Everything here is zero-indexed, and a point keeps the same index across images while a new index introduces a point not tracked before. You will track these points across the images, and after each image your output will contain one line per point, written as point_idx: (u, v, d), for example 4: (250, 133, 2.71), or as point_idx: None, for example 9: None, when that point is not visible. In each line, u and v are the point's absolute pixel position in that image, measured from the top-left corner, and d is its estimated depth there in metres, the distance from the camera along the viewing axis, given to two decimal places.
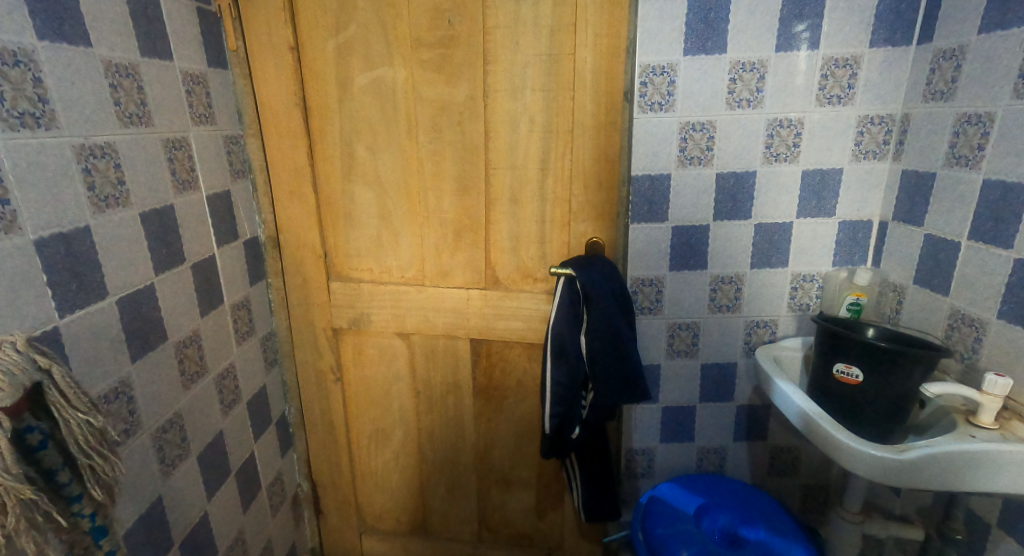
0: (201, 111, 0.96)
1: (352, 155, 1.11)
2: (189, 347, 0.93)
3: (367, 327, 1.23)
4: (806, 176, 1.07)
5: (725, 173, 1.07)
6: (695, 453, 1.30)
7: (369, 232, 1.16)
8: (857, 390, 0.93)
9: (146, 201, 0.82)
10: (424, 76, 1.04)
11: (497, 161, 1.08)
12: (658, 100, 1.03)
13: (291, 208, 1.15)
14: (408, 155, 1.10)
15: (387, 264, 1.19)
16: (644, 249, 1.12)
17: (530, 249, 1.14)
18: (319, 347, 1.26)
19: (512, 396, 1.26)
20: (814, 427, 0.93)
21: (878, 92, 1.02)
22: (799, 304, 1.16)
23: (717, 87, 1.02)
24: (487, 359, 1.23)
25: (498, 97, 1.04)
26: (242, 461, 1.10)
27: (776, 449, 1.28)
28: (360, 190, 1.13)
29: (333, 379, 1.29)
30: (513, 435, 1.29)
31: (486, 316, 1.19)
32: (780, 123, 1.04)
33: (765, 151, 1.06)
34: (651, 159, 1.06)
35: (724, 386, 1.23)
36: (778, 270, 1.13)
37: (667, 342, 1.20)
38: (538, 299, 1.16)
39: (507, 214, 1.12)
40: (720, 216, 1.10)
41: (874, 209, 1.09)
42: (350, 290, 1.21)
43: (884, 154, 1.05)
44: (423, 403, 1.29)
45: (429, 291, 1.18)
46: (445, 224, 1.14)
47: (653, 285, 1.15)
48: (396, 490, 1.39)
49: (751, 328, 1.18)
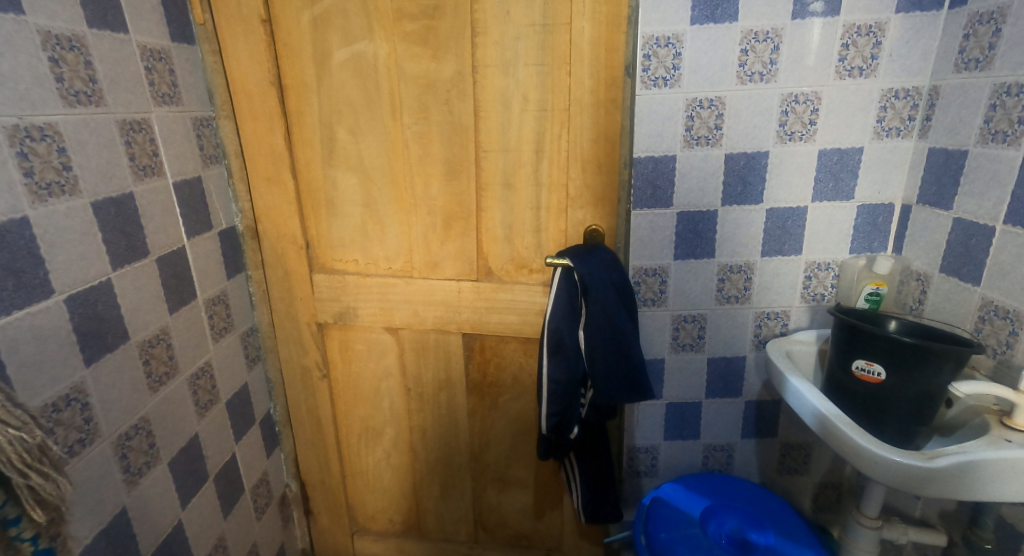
0: (165, 91, 0.88)
1: (333, 137, 1.03)
2: (157, 347, 0.86)
3: (353, 322, 1.17)
4: (823, 156, 1.00)
5: (735, 154, 1.01)
6: (701, 451, 1.25)
7: (354, 222, 1.09)
8: (878, 389, 0.85)
9: (99, 189, 0.75)
10: (408, 51, 0.96)
11: (488, 142, 1.00)
12: (662, 74, 0.96)
13: (269, 195, 1.08)
14: (393, 137, 1.02)
15: (373, 255, 1.11)
16: (648, 236, 1.06)
17: (525, 237, 1.06)
18: (304, 343, 1.20)
19: (508, 394, 1.19)
20: (831, 429, 0.85)
21: (904, 62, 0.94)
22: (813, 295, 1.10)
23: (727, 60, 0.95)
24: (481, 355, 1.16)
25: (488, 73, 0.96)
26: (222, 464, 1.04)
27: (787, 447, 1.22)
28: (343, 175, 1.06)
29: (319, 376, 1.23)
30: (510, 434, 1.23)
31: (479, 309, 1.11)
32: (796, 99, 0.97)
33: (779, 130, 0.99)
34: (655, 140, 0.99)
35: (733, 380, 1.18)
36: (790, 258, 1.08)
37: (672, 335, 1.15)
38: (533, 291, 1.08)
39: (500, 200, 1.04)
40: (730, 201, 1.04)
41: (896, 191, 1.01)
42: (335, 282, 1.13)
43: (909, 131, 0.98)
44: (415, 401, 1.23)
45: (417, 282, 1.11)
46: (433, 212, 1.06)
47: (657, 275, 1.10)
48: (388, 489, 1.33)
49: (761, 320, 1.13)
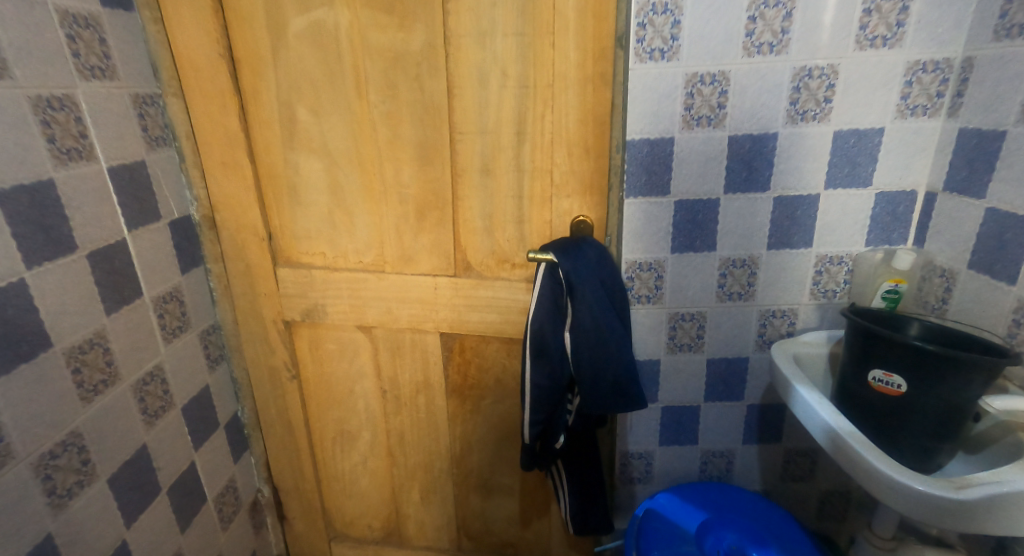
0: (95, 63, 0.78)
1: (293, 118, 0.93)
2: (90, 352, 0.78)
3: (323, 320, 1.08)
4: (839, 139, 0.90)
5: (739, 136, 0.91)
6: (698, 457, 1.16)
7: (320, 211, 0.99)
8: (898, 402, 0.75)
9: (7, 175, 0.67)
10: (372, 19, 0.86)
11: (464, 123, 0.90)
12: (659, 45, 0.86)
13: (226, 182, 0.98)
14: (359, 117, 0.92)
15: (342, 248, 1.02)
16: (642, 227, 0.97)
17: (506, 229, 0.96)
18: (271, 342, 1.11)
19: (490, 397, 1.11)
20: (844, 449, 0.76)
21: (934, 30, 0.83)
22: (823, 291, 1.00)
23: (731, 29, 0.85)
24: (460, 356, 1.07)
25: (462, 45, 0.86)
26: (179, 476, 0.96)
27: (792, 453, 1.13)
28: (306, 160, 0.96)
29: (288, 376, 1.14)
30: (493, 439, 1.15)
31: (458, 307, 1.02)
32: (809, 73, 0.87)
33: (790, 108, 0.89)
34: (652, 120, 0.89)
35: (734, 383, 1.09)
36: (799, 251, 0.98)
37: (669, 335, 1.06)
38: (516, 288, 0.99)
39: (478, 188, 0.94)
40: (734, 188, 0.94)
41: (919, 177, 0.91)
42: (301, 277, 1.04)
43: (937, 109, 0.87)
44: (391, 403, 1.15)
45: (390, 278, 1.02)
46: (406, 200, 0.96)
47: (652, 270, 1.00)
48: (365, 495, 1.25)
49: (766, 318, 1.04)
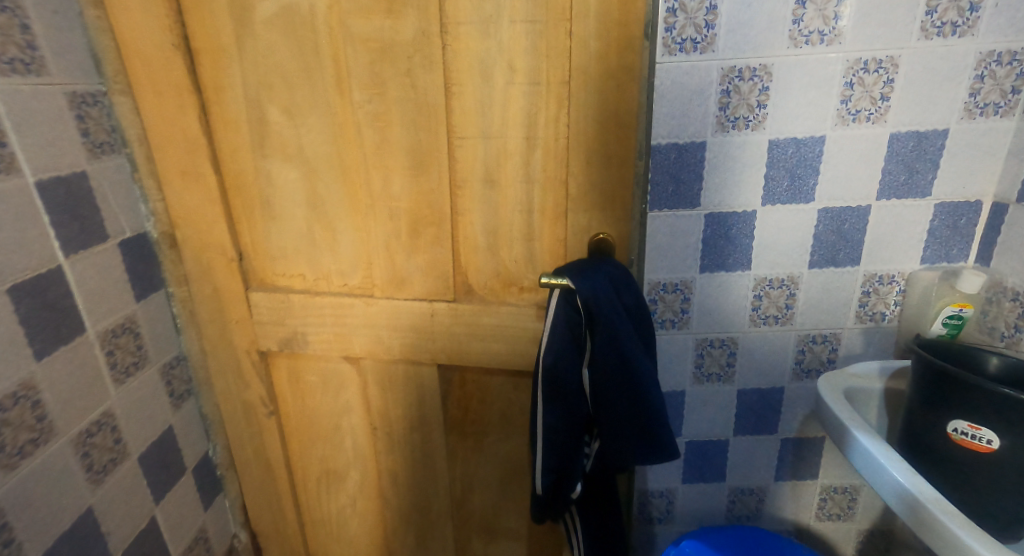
0: (16, 55, 0.65)
1: (263, 119, 0.80)
2: (13, 408, 0.67)
3: (303, 350, 0.95)
4: (895, 142, 0.78)
5: (781, 139, 0.79)
6: (726, 494, 1.05)
7: (297, 227, 0.86)
8: (988, 460, 0.63)
9: None
10: (354, 3, 0.72)
11: (464, 126, 0.77)
12: (692, 35, 0.74)
13: (186, 194, 0.85)
14: (341, 119, 0.79)
15: (323, 269, 0.89)
16: (668, 244, 0.85)
17: (513, 247, 0.84)
18: (244, 374, 0.98)
19: (494, 433, 0.98)
20: (927, 520, 0.64)
21: (1013, 15, 0.72)
22: (871, 313, 0.89)
23: (776, 15, 0.73)
24: (461, 388, 0.95)
25: (461, 33, 0.73)
26: (133, 536, 0.83)
27: (828, 489, 1.03)
28: (280, 169, 0.83)
29: (265, 412, 1.01)
30: (498, 478, 1.02)
31: (458, 335, 0.89)
32: (865, 66, 0.75)
33: (840, 107, 0.77)
34: (681, 122, 0.78)
35: (767, 415, 0.97)
36: (844, 270, 0.86)
37: (695, 363, 0.94)
38: (524, 315, 0.86)
39: (480, 200, 0.81)
40: (773, 199, 0.82)
41: (986, 186, 0.80)
42: (277, 302, 0.91)
43: (1010, 108, 0.76)
44: (382, 441, 1.02)
45: (379, 303, 0.89)
46: (397, 215, 0.83)
47: (678, 292, 0.89)
48: (354, 540, 1.12)
49: (805, 344, 0.92)
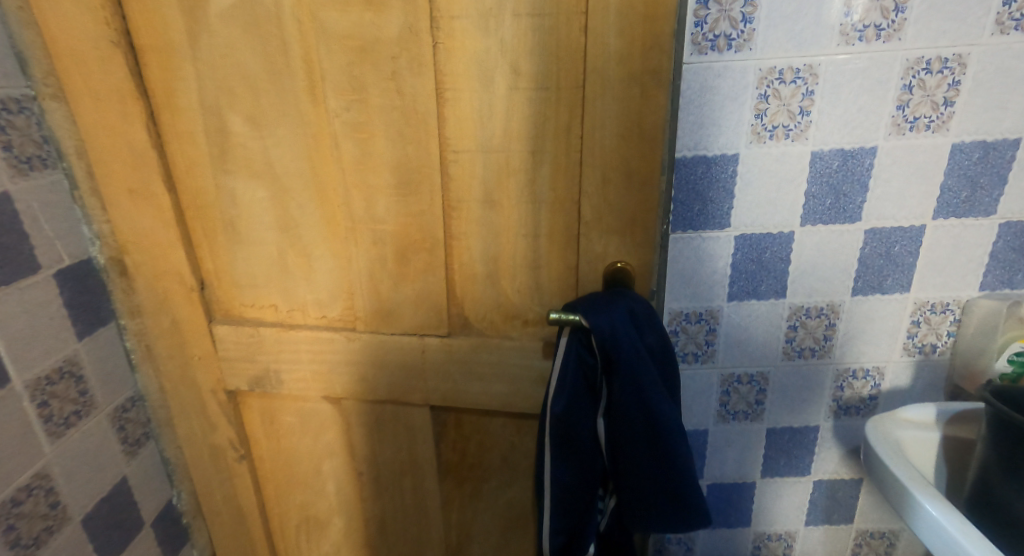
0: None
1: (224, 130, 0.68)
2: None
3: (277, 389, 0.83)
4: (958, 154, 0.68)
5: (827, 151, 0.68)
6: (751, 541, 0.94)
7: (267, 252, 0.75)
8: None
9: None
10: None
11: (458, 137, 0.66)
12: (726, 31, 0.63)
13: (136, 215, 0.73)
14: (314, 129, 0.67)
15: (298, 300, 0.77)
16: (692, 269, 0.75)
17: (516, 276, 0.72)
18: (210, 416, 0.86)
19: (494, 479, 0.87)
20: None
21: None
22: (920, 346, 0.78)
23: (826, 6, 0.62)
24: (456, 431, 0.84)
25: (455, 29, 0.61)
26: None
27: (864, 534, 0.93)
28: (245, 186, 0.71)
29: (235, 457, 0.89)
30: (498, 529, 0.91)
31: (452, 374, 0.78)
32: (928, 67, 0.64)
33: (897, 114, 0.66)
34: (710, 131, 0.67)
35: (800, 457, 0.87)
36: (892, 298, 0.76)
37: (721, 401, 0.83)
38: (529, 352, 0.75)
39: (478, 223, 0.70)
40: (814, 219, 0.71)
41: None
42: (245, 336, 0.80)
43: None
44: (369, 487, 0.90)
45: (362, 338, 0.77)
46: (381, 240, 0.72)
47: (703, 322, 0.78)
48: None
49: (844, 380, 0.81)
